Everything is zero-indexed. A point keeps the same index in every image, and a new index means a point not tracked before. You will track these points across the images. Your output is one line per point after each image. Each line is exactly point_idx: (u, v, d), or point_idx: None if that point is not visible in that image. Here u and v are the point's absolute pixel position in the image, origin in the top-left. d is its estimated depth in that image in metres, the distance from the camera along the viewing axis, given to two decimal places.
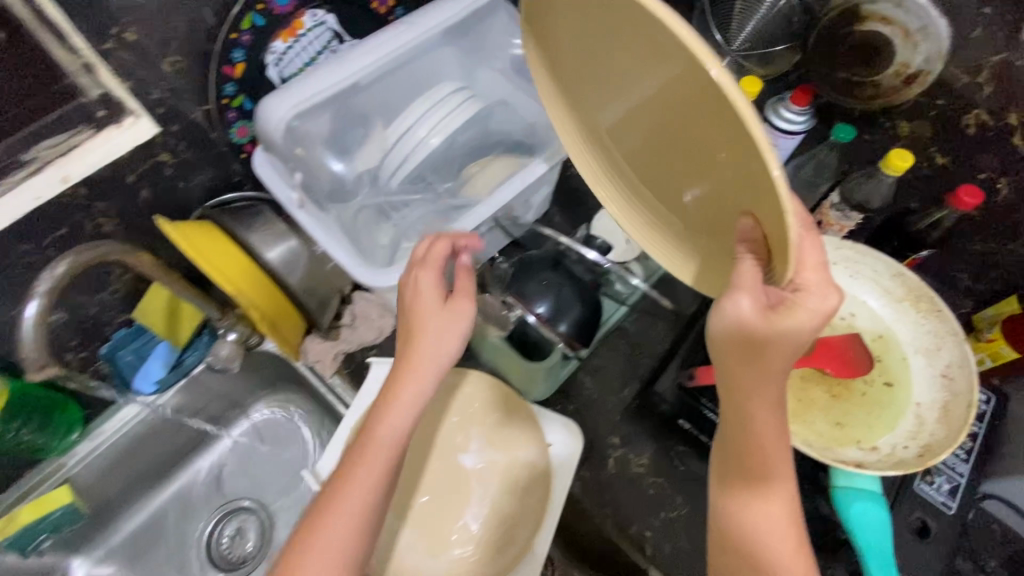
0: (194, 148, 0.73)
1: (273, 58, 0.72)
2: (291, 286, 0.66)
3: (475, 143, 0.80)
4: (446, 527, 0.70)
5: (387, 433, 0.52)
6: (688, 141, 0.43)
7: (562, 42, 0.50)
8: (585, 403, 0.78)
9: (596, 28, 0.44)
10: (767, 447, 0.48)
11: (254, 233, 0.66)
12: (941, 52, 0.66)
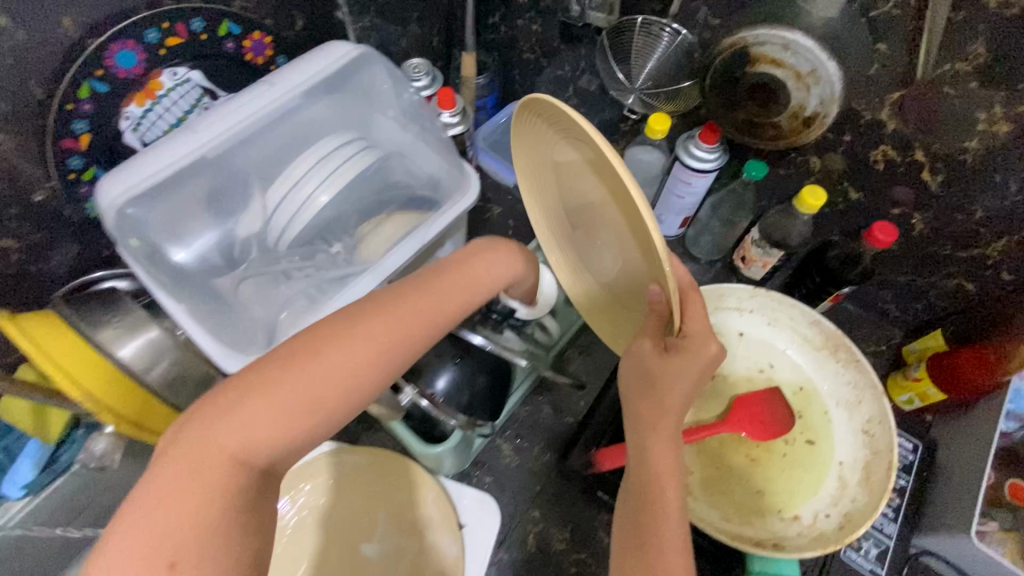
0: (44, 228, 0.65)
1: (129, 124, 0.66)
2: (151, 385, 0.59)
3: (370, 201, 0.74)
4: None
5: (283, 381, 0.42)
6: (618, 237, 0.54)
7: (537, 138, 0.56)
8: (502, 473, 0.73)
9: (561, 132, 0.51)
10: (665, 474, 0.49)
11: (104, 328, 0.58)
12: (834, 94, 0.63)
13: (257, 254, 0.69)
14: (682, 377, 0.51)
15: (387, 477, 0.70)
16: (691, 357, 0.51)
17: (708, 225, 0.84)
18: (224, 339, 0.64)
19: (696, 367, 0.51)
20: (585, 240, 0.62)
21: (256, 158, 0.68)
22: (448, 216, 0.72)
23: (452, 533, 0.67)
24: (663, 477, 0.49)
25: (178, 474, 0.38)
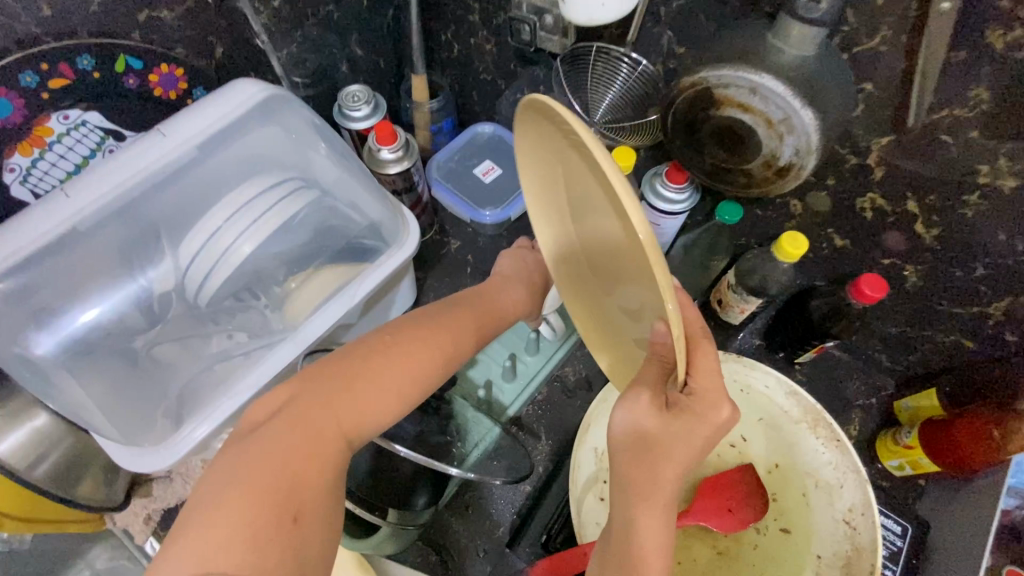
0: None
1: (15, 176, 0.58)
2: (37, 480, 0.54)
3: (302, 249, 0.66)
4: None
5: (365, 374, 0.45)
6: (632, 276, 0.41)
7: (542, 147, 0.44)
8: (449, 551, 0.66)
9: (570, 148, 0.39)
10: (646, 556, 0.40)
11: None
12: (811, 145, 0.51)
13: (178, 311, 0.61)
14: (677, 448, 0.39)
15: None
16: (691, 421, 0.39)
17: (680, 266, 0.76)
18: (124, 426, 0.57)
19: (699, 437, 0.39)
20: (599, 267, 0.48)
21: (166, 209, 0.60)
22: (385, 269, 0.65)
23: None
24: (649, 552, 0.40)
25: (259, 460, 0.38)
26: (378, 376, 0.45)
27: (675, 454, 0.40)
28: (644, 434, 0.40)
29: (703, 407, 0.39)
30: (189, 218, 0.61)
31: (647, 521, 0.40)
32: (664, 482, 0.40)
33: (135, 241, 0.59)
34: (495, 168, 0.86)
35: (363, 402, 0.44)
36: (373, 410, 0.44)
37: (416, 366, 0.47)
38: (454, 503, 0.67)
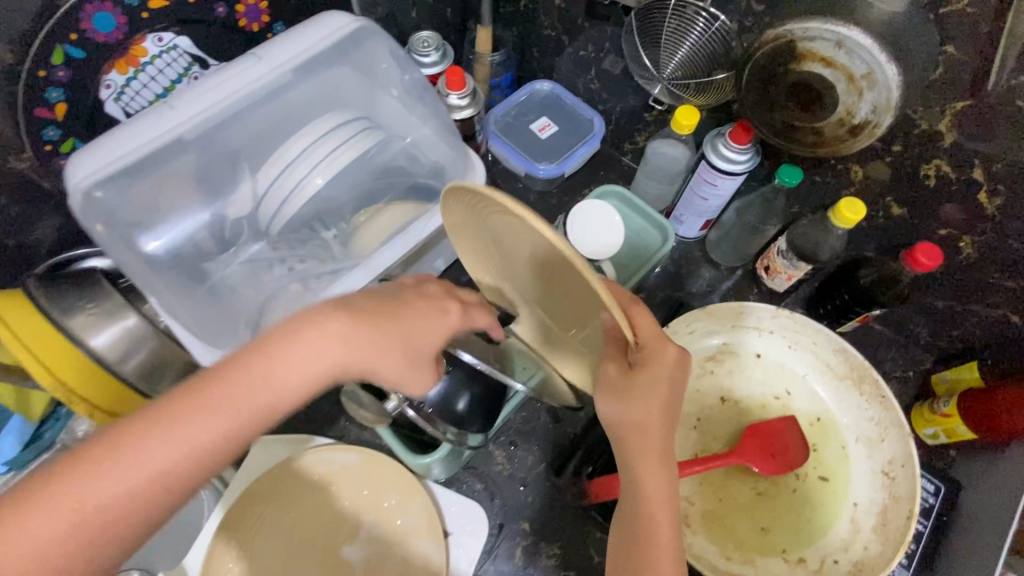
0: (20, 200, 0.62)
1: (110, 92, 0.61)
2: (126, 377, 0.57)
3: (369, 187, 0.68)
4: None
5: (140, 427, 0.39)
6: (571, 294, 0.48)
7: (463, 212, 0.50)
8: (493, 480, 0.70)
9: (486, 209, 0.45)
10: (655, 510, 0.46)
11: (78, 316, 0.55)
12: (889, 101, 0.55)
13: (247, 236, 0.64)
14: (652, 408, 0.46)
15: (368, 479, 0.68)
16: (647, 374, 0.45)
17: (732, 231, 0.79)
18: (204, 331, 0.61)
19: (661, 391, 0.46)
20: (539, 291, 0.55)
21: (248, 136, 0.63)
22: None
23: (429, 542, 0.65)
24: (656, 504, 0.46)
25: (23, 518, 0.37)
26: (207, 407, 0.41)
27: (652, 411, 0.46)
28: (624, 403, 0.46)
29: (653, 359, 0.46)
30: (268, 147, 0.64)
31: (648, 478, 0.46)
32: (650, 441, 0.46)
33: (215, 162, 0.61)
34: (551, 125, 0.87)
35: (183, 444, 0.40)
36: (161, 473, 0.39)
37: (194, 420, 0.40)
38: (499, 438, 0.71)
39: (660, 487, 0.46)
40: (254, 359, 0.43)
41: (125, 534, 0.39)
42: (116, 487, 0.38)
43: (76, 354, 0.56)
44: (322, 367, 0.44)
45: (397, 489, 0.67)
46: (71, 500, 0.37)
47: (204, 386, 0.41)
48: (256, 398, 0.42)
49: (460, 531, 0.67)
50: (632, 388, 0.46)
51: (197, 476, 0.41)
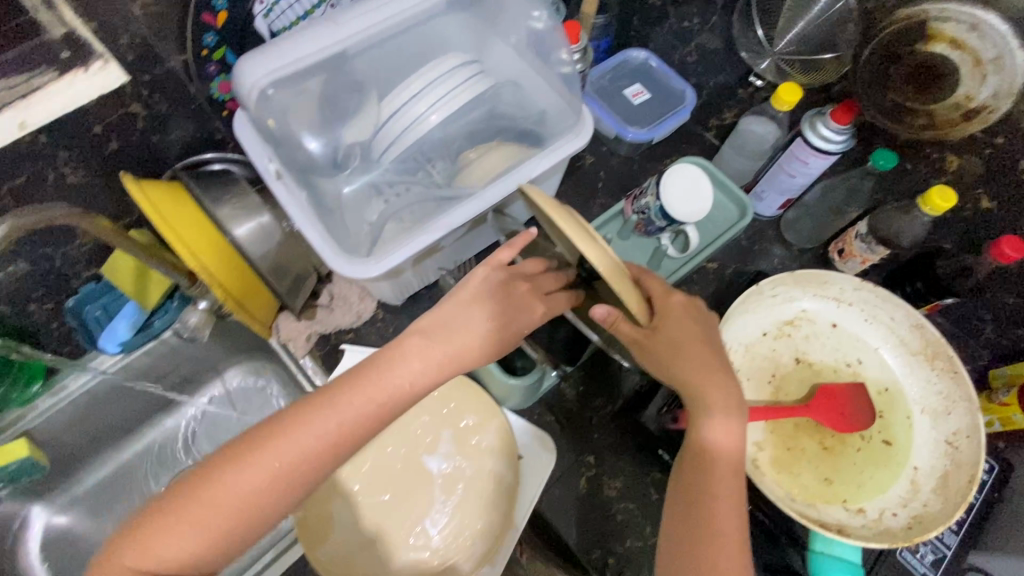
0: (169, 100, 0.67)
1: (261, 7, 0.64)
2: (258, 265, 0.63)
3: (481, 126, 0.72)
4: (405, 527, 0.69)
5: (315, 407, 0.47)
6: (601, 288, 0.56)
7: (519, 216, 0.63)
8: (563, 414, 0.75)
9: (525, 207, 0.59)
10: (720, 449, 0.51)
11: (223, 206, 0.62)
12: (1012, 88, 0.61)
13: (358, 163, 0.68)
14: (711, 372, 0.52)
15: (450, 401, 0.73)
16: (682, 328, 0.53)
17: (812, 211, 0.82)
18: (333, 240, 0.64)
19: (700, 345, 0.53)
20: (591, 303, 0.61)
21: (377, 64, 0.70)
22: (555, 155, 0.70)
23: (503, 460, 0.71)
24: (721, 448, 0.51)
25: (231, 470, 0.45)
26: (310, 432, 0.47)
27: (706, 369, 0.52)
28: (675, 357, 0.52)
29: (669, 309, 0.54)
30: (392, 76, 0.70)
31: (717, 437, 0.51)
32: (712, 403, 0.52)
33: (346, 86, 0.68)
34: (644, 92, 0.89)
35: (290, 462, 0.46)
36: (326, 447, 0.47)
37: (352, 404, 0.48)
38: (572, 377, 0.76)
39: (724, 445, 0.51)
40: (350, 386, 0.49)
41: (239, 540, 0.45)
42: (238, 498, 0.44)
43: (218, 242, 0.63)
44: (442, 361, 0.51)
45: (479, 413, 0.72)
46: (266, 470, 0.45)
47: (310, 411, 0.47)
48: (393, 385, 0.50)
49: (530, 454, 0.70)
50: (671, 332, 0.52)
51: (296, 492, 0.46)
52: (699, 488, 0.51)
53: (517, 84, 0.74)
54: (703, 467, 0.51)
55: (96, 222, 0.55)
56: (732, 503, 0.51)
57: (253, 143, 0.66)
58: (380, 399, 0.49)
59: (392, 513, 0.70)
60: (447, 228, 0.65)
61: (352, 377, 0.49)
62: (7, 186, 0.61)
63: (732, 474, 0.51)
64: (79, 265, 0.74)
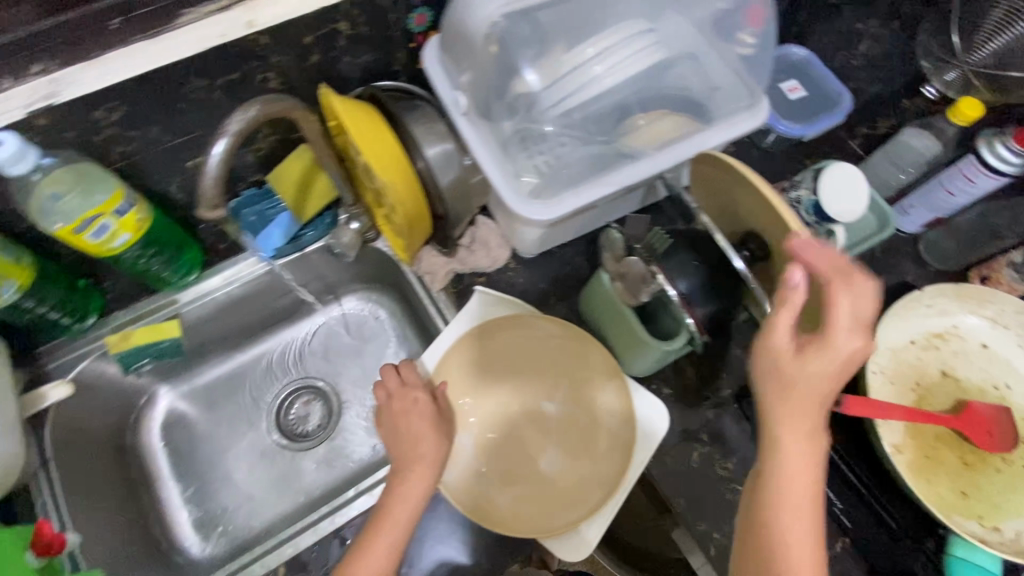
0: (371, 24, 0.69)
1: None
2: (441, 190, 0.68)
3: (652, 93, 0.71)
4: (522, 463, 0.72)
5: (369, 552, 0.60)
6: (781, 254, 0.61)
7: (707, 176, 0.67)
8: (681, 389, 0.76)
9: (721, 172, 0.64)
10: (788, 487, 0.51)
11: (417, 125, 0.68)
12: None
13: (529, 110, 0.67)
14: (788, 425, 0.50)
15: (565, 355, 0.73)
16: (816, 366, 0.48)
17: (957, 235, 0.82)
18: (507, 183, 0.65)
19: (819, 392, 0.49)
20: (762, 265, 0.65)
21: (572, 13, 0.68)
22: (726, 134, 0.70)
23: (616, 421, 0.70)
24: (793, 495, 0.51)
25: None
26: (397, 510, 0.62)
27: (789, 421, 0.50)
28: (774, 402, 0.51)
29: (840, 298, 0.47)
30: (583, 28, 0.69)
31: (789, 481, 0.50)
32: (789, 453, 0.50)
33: (535, 32, 0.67)
34: (800, 89, 0.88)
35: (404, 496, 0.63)
36: (403, 513, 0.62)
37: (406, 463, 0.64)
38: (694, 355, 0.77)
39: (802, 498, 0.51)
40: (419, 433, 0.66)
41: None
42: (383, 559, 0.59)
43: (401, 163, 0.66)
44: (424, 463, 0.65)
45: (593, 369, 0.71)
46: None
47: (411, 458, 0.65)
48: (412, 463, 0.64)
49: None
50: (798, 374, 0.49)
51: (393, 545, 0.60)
52: (776, 526, 0.51)
53: (693, 56, 0.73)
54: (773, 508, 0.51)
55: (309, 121, 0.60)
56: (806, 539, 0.50)
57: (440, 78, 0.69)
58: (409, 493, 0.63)
59: (510, 448, 0.73)
60: (621, 186, 0.66)
61: (402, 422, 0.67)
62: (222, 80, 0.65)
63: (806, 528, 0.50)
64: (249, 169, 0.79)
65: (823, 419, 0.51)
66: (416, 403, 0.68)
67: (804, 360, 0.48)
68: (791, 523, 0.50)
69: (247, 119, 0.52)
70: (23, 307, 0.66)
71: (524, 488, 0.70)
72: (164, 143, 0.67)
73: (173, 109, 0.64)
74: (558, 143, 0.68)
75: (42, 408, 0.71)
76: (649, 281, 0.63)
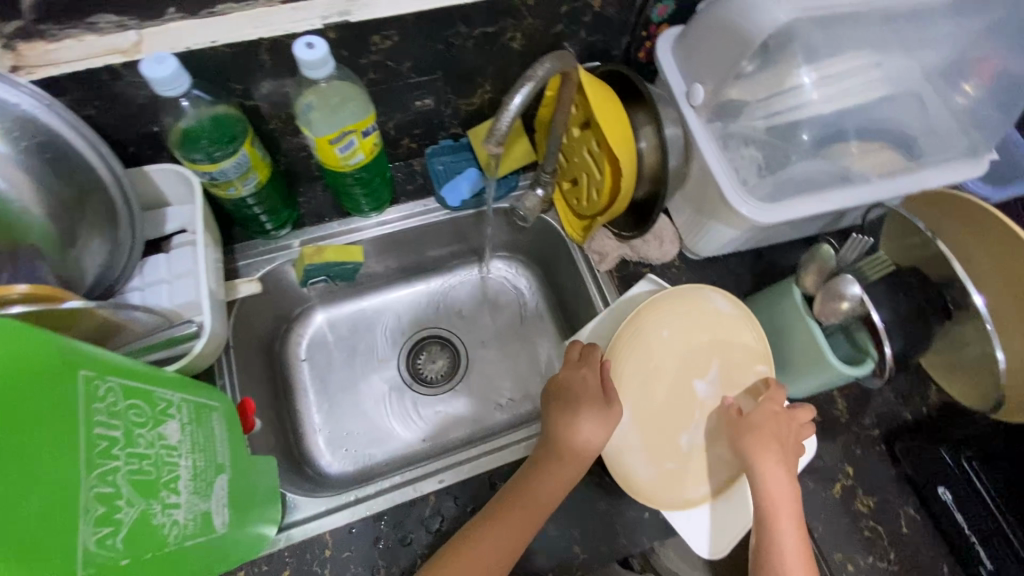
0: (618, 6, 0.71)
1: None
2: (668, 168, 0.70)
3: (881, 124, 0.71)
4: (671, 441, 0.68)
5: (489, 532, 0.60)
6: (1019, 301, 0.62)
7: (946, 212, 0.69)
8: (829, 418, 0.76)
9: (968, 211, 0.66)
10: (773, 499, 0.61)
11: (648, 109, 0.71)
12: None
13: (766, 109, 0.68)
14: (763, 448, 0.62)
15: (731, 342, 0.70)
16: (784, 419, 0.65)
17: None
18: (727, 176, 0.67)
19: (766, 423, 0.64)
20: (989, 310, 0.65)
21: (823, 27, 0.66)
22: (942, 179, 0.70)
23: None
24: (775, 496, 0.61)
25: None
26: (529, 505, 0.62)
27: (765, 447, 0.62)
28: (755, 437, 0.63)
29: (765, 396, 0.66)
30: (828, 42, 0.67)
31: (773, 494, 0.61)
32: (767, 470, 0.62)
33: (798, 39, 0.66)
34: None
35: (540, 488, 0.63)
36: (540, 509, 0.62)
37: (548, 465, 0.64)
38: (846, 388, 0.78)
39: (778, 499, 0.61)
40: (582, 412, 0.65)
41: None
42: (502, 556, 0.59)
43: (627, 139, 0.69)
44: (577, 464, 0.64)
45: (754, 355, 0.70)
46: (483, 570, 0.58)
47: (564, 445, 0.65)
48: (562, 466, 0.64)
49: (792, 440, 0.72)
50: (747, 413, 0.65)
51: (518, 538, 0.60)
52: (767, 520, 0.61)
53: (928, 95, 0.72)
54: (764, 514, 0.61)
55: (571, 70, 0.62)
56: (793, 539, 0.60)
57: (672, 69, 0.72)
58: (538, 510, 0.62)
59: (656, 422, 0.69)
60: (834, 205, 0.67)
61: (581, 399, 0.66)
62: (478, 32, 0.68)
63: (789, 523, 0.60)
64: (454, 120, 0.82)
65: (790, 452, 0.63)
66: (592, 382, 0.68)
67: (739, 416, 0.66)
68: (777, 521, 0.60)
69: (542, 72, 0.55)
70: (245, 203, 0.71)
71: (663, 462, 0.68)
72: (406, 79, 0.71)
73: (430, 48, 0.68)
74: (792, 153, 0.69)
75: (232, 298, 0.75)
76: (850, 308, 0.65)
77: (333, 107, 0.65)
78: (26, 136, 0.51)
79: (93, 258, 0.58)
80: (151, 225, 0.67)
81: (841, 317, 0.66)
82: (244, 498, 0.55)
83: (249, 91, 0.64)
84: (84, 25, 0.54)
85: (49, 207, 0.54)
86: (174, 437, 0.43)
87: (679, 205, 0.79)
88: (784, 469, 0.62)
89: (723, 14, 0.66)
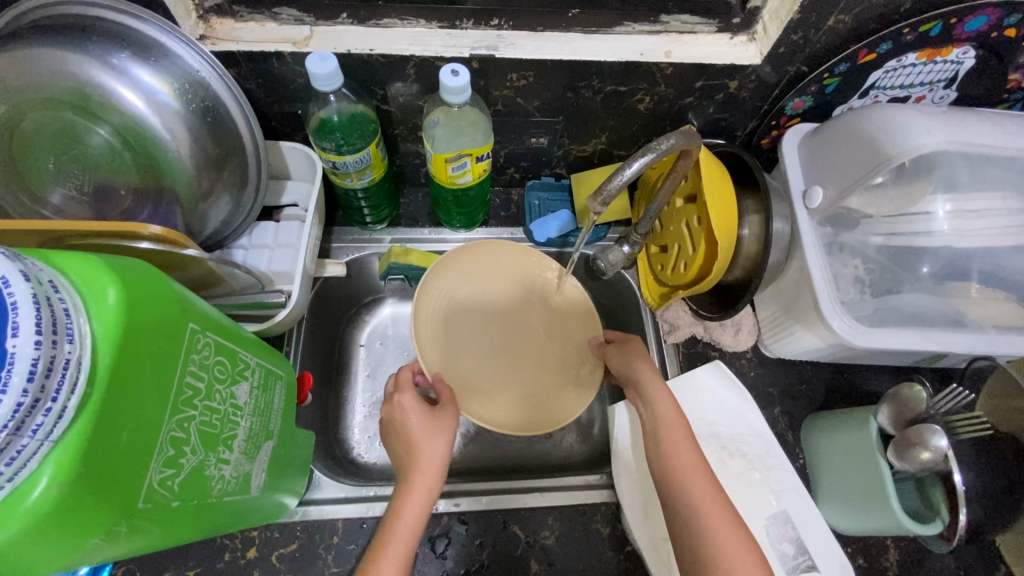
0: (753, 92, 0.71)
1: (892, 66, 0.67)
2: (765, 262, 0.68)
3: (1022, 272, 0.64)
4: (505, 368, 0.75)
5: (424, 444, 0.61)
6: None
7: None
8: (875, 565, 0.70)
9: None
10: (684, 471, 0.58)
11: (760, 201, 0.69)
12: None
13: (888, 224, 0.64)
14: (658, 397, 0.64)
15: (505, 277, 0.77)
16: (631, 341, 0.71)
17: None
18: (826, 286, 0.65)
19: (667, 414, 0.62)
20: None
21: (963, 162, 0.63)
22: None
23: (801, 568, 0.67)
24: (687, 471, 0.58)
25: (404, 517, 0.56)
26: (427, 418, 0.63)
27: (639, 362, 0.67)
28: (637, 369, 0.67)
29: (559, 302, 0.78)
30: (967, 177, 0.63)
31: (700, 508, 0.55)
32: (694, 481, 0.57)
33: (940, 165, 0.63)
34: None
35: (433, 453, 0.61)
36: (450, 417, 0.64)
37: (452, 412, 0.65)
38: (902, 539, 0.71)
39: (702, 494, 0.56)
40: (416, 420, 0.62)
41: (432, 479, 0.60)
42: (437, 456, 0.60)
43: (734, 222, 0.68)
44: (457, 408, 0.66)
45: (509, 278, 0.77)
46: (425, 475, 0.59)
47: (432, 416, 0.63)
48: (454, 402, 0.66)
49: None
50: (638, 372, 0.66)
51: (442, 437, 0.62)
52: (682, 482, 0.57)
53: None
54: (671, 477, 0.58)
55: (697, 147, 0.61)
56: (711, 502, 0.56)
57: (795, 167, 0.71)
58: (444, 421, 0.64)
59: (512, 371, 0.75)
60: (938, 348, 0.62)
61: (408, 426, 0.62)
62: (609, 87, 0.69)
63: (712, 505, 0.55)
64: (562, 161, 0.85)
65: (664, 390, 0.64)
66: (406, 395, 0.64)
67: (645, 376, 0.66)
68: (716, 537, 0.54)
69: (669, 146, 0.57)
70: (355, 194, 0.76)
71: (539, 394, 0.74)
72: (527, 116, 0.74)
73: (560, 93, 0.70)
74: (904, 281, 0.65)
75: (318, 274, 0.80)
76: (932, 459, 0.60)
77: (458, 128, 0.69)
78: (196, 99, 0.57)
79: (216, 213, 0.63)
80: (271, 193, 0.74)
81: (919, 467, 0.61)
82: (281, 465, 0.58)
83: (387, 96, 0.69)
84: (269, 14, 0.62)
85: (196, 159, 0.58)
86: (243, 398, 0.46)
87: (768, 298, 0.77)
88: (683, 430, 0.61)
89: (865, 123, 0.64)
